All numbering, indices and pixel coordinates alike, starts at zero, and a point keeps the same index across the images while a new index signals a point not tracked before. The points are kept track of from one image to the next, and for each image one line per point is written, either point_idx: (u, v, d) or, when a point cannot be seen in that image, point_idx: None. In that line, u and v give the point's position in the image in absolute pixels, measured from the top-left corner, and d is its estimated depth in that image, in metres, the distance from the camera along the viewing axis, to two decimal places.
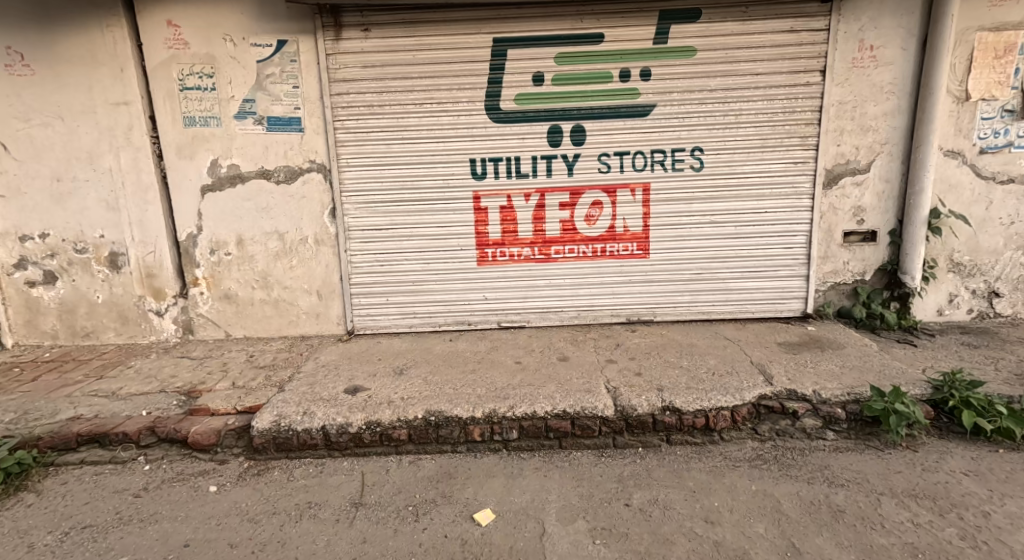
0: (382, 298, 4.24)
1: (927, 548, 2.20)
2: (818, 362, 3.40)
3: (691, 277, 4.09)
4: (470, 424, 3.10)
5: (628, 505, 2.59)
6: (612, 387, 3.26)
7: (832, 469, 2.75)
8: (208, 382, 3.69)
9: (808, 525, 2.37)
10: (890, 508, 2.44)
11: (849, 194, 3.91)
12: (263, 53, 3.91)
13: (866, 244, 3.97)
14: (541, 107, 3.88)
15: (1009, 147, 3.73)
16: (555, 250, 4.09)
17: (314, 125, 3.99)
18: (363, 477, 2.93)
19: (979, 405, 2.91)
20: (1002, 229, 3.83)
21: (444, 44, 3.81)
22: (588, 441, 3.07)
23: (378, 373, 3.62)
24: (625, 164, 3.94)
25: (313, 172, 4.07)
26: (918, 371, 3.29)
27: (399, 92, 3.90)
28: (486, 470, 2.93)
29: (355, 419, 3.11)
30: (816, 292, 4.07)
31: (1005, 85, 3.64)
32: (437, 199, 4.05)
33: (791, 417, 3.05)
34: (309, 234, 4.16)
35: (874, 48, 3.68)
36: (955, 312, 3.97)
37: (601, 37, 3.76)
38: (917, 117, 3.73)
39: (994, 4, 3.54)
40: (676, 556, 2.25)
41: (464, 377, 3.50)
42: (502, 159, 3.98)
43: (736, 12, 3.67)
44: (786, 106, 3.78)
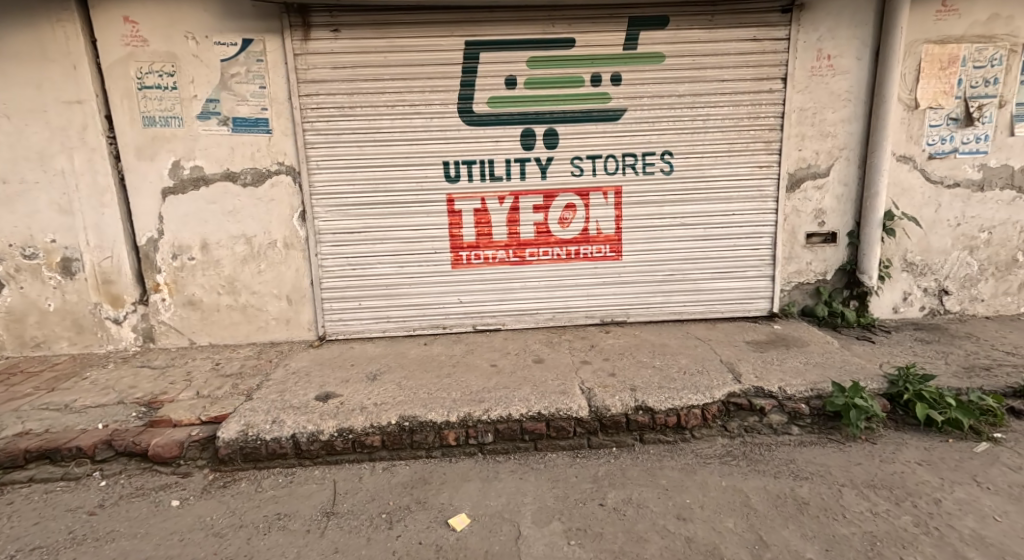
0: (354, 302, 4.17)
1: (885, 536, 2.31)
2: (784, 359, 3.53)
3: (662, 278, 4.18)
4: (445, 429, 3.08)
5: (602, 504, 2.62)
6: (586, 387, 3.30)
7: (797, 463, 2.85)
8: (171, 392, 3.56)
9: (775, 518, 2.46)
10: (850, 498, 2.55)
11: (810, 197, 4.07)
12: (227, 52, 3.81)
13: (827, 245, 4.14)
14: (514, 110, 3.90)
15: (955, 153, 3.94)
16: (529, 253, 4.11)
17: (282, 126, 3.91)
18: (335, 485, 2.88)
19: (931, 398, 3.07)
20: (950, 230, 4.05)
21: (415, 46, 3.80)
22: (562, 442, 3.09)
23: (351, 378, 3.56)
24: (597, 167, 4.00)
25: (282, 175, 3.98)
26: (875, 366, 3.45)
27: (371, 94, 3.86)
28: (462, 475, 2.92)
29: (326, 426, 3.06)
30: (781, 292, 4.22)
31: (950, 94, 3.86)
32: (411, 202, 4.03)
33: (758, 414, 3.15)
34: (278, 238, 4.07)
35: (832, 57, 3.85)
36: (908, 309, 4.18)
37: (572, 42, 3.81)
38: (872, 123, 3.92)
39: (939, 18, 3.75)
40: (650, 554, 2.29)
41: (440, 381, 3.47)
42: (476, 162, 3.98)
43: (702, 20, 3.78)
44: (750, 112, 3.91)
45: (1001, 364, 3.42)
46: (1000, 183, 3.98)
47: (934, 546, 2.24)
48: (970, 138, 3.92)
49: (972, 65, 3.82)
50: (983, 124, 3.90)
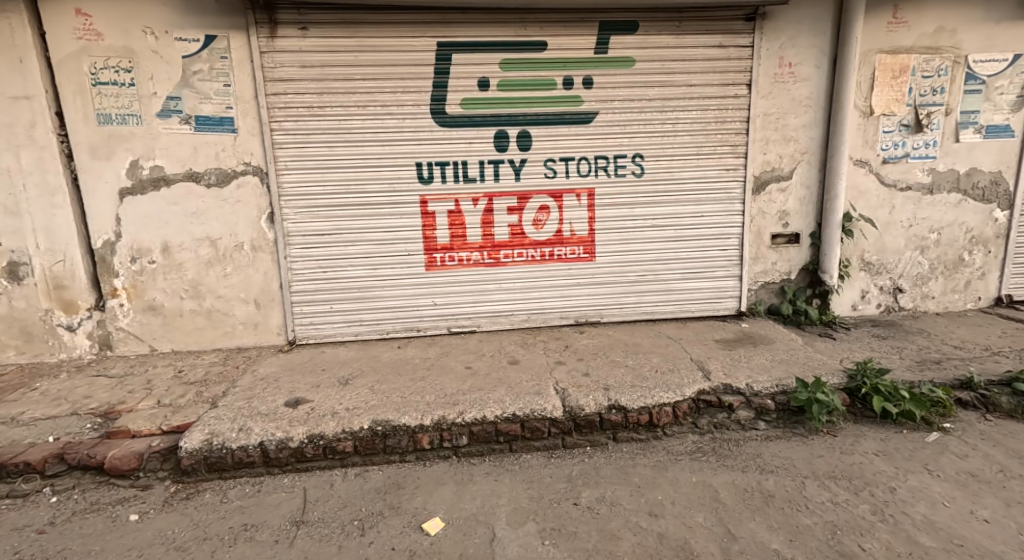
0: (325, 305, 4.10)
1: (845, 524, 2.41)
2: (752, 356, 3.64)
3: (635, 279, 4.26)
4: (419, 432, 3.06)
5: (576, 504, 2.65)
6: (561, 388, 3.33)
7: (763, 457, 2.94)
8: (129, 401, 3.41)
9: (742, 511, 2.54)
10: (812, 490, 2.65)
11: (775, 199, 4.22)
12: (189, 48, 3.69)
13: (791, 245, 4.29)
14: (487, 112, 3.91)
15: (906, 158, 4.15)
16: (504, 254, 4.12)
17: (248, 125, 3.81)
18: (306, 493, 2.82)
19: (886, 391, 3.22)
20: (903, 231, 4.26)
21: (386, 46, 3.76)
22: (536, 443, 3.11)
23: (323, 384, 3.49)
24: (570, 169, 4.04)
25: (249, 175, 3.88)
26: (836, 361, 3.59)
27: (340, 93, 3.80)
28: (437, 478, 2.90)
29: (296, 433, 2.99)
30: (748, 291, 4.36)
31: (901, 102, 4.06)
32: (383, 203, 3.98)
33: (727, 410, 3.24)
34: (245, 240, 3.96)
35: (793, 65, 4.01)
36: (866, 306, 4.37)
37: (544, 45, 3.85)
38: (831, 129, 4.09)
39: (890, 29, 3.95)
40: (622, 551, 2.32)
41: (414, 384, 3.44)
42: (449, 163, 3.96)
43: (670, 26, 3.87)
44: (717, 117, 4.03)
45: (949, 358, 3.62)
46: (947, 187, 4.20)
47: (889, 532, 2.35)
48: (920, 144, 4.13)
49: (921, 75, 4.03)
50: (931, 131, 4.11)
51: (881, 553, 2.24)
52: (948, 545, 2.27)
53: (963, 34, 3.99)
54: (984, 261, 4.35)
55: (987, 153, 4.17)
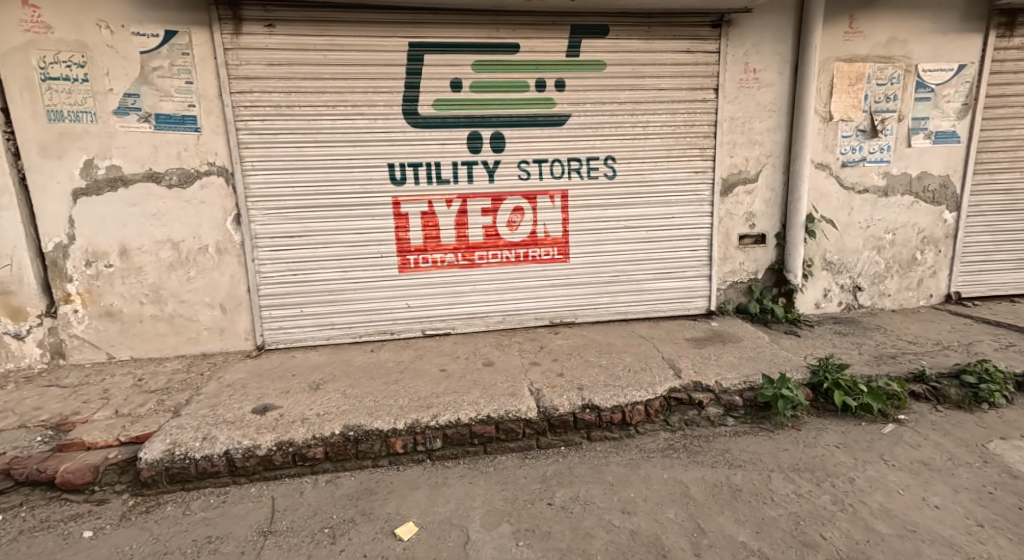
0: (296, 309, 4.00)
1: (808, 515, 2.51)
2: (721, 354, 3.74)
3: (608, 279, 4.31)
4: (392, 437, 3.02)
5: (550, 504, 2.66)
6: (535, 388, 3.34)
7: (731, 452, 3.02)
8: (84, 412, 3.25)
9: (711, 506, 2.60)
10: (777, 482, 2.74)
11: (742, 201, 4.34)
12: (147, 44, 3.56)
13: (757, 246, 4.43)
14: (460, 113, 3.89)
15: (863, 162, 4.34)
16: (478, 256, 4.11)
17: (212, 124, 3.70)
18: (274, 502, 2.74)
19: (846, 385, 3.35)
20: (861, 232, 4.44)
21: (356, 45, 3.71)
22: (511, 445, 3.11)
23: (293, 389, 3.41)
24: (544, 171, 4.07)
25: (213, 175, 3.76)
26: (801, 357, 3.72)
27: (309, 93, 3.72)
28: (410, 482, 2.87)
29: (263, 440, 2.91)
30: (717, 291, 4.47)
31: (858, 108, 4.24)
32: (354, 205, 3.92)
33: (697, 407, 3.32)
34: (209, 243, 3.84)
35: (757, 71, 4.14)
36: (828, 304, 4.54)
37: (517, 47, 3.86)
38: (793, 133, 4.24)
39: (846, 38, 4.12)
40: (595, 550, 2.35)
41: (387, 388, 3.39)
42: (422, 164, 3.93)
43: (640, 31, 3.95)
44: (686, 120, 4.13)
45: (904, 353, 3.80)
46: (901, 190, 4.41)
47: (848, 521, 2.46)
48: (876, 149, 4.33)
49: (875, 83, 4.22)
50: (885, 136, 4.31)
51: (841, 542, 2.34)
52: (902, 532, 2.39)
53: (913, 44, 4.20)
54: (935, 260, 4.58)
55: (938, 158, 4.39)
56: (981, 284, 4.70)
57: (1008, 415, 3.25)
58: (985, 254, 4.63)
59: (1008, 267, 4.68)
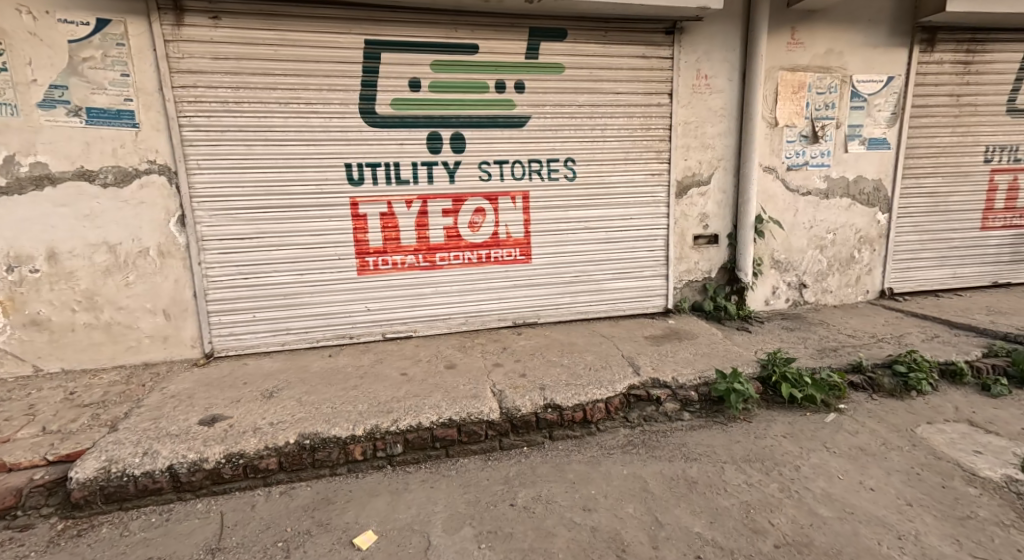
0: (248, 314, 3.83)
1: (758, 503, 2.62)
2: (677, 351, 3.86)
3: (569, 280, 4.36)
4: (351, 443, 2.94)
5: (513, 504, 2.66)
6: (497, 389, 3.33)
7: (688, 446, 3.12)
8: (6, 430, 2.99)
9: (669, 498, 2.68)
10: (730, 473, 2.85)
11: (696, 203, 4.50)
12: (76, 32, 3.31)
13: (711, 246, 4.60)
14: (420, 113, 3.84)
15: (806, 166, 4.58)
16: (439, 257, 4.07)
17: (152, 120, 3.49)
18: (223, 518, 2.61)
19: (793, 378, 3.53)
20: (805, 232, 4.69)
21: (309, 41, 3.59)
22: (473, 447, 3.09)
23: (244, 398, 3.25)
24: (505, 172, 4.07)
25: (153, 175, 3.55)
26: (752, 352, 3.89)
27: (259, 89, 3.57)
28: (369, 490, 2.80)
29: (211, 453, 2.77)
30: (674, 289, 4.61)
31: (801, 115, 4.48)
32: (309, 206, 3.79)
33: (656, 403, 3.40)
34: (150, 246, 3.62)
35: (708, 77, 4.30)
36: (777, 301, 4.77)
37: (476, 48, 3.85)
38: (742, 137, 4.42)
39: (789, 49, 4.35)
40: (557, 549, 2.38)
41: (345, 393, 3.29)
42: (380, 164, 3.85)
43: (597, 35, 4.02)
44: (642, 124, 4.24)
45: (844, 345, 4.04)
46: (839, 192, 4.69)
47: (794, 507, 2.59)
48: (817, 153, 4.58)
49: (816, 91, 4.47)
50: (825, 142, 4.58)
51: (788, 527, 2.47)
52: (842, 514, 2.54)
53: (849, 56, 4.48)
54: (870, 258, 4.90)
55: (872, 163, 4.69)
56: (911, 280, 5.06)
57: (935, 402, 3.51)
58: (913, 252, 4.99)
59: (933, 263, 5.06)
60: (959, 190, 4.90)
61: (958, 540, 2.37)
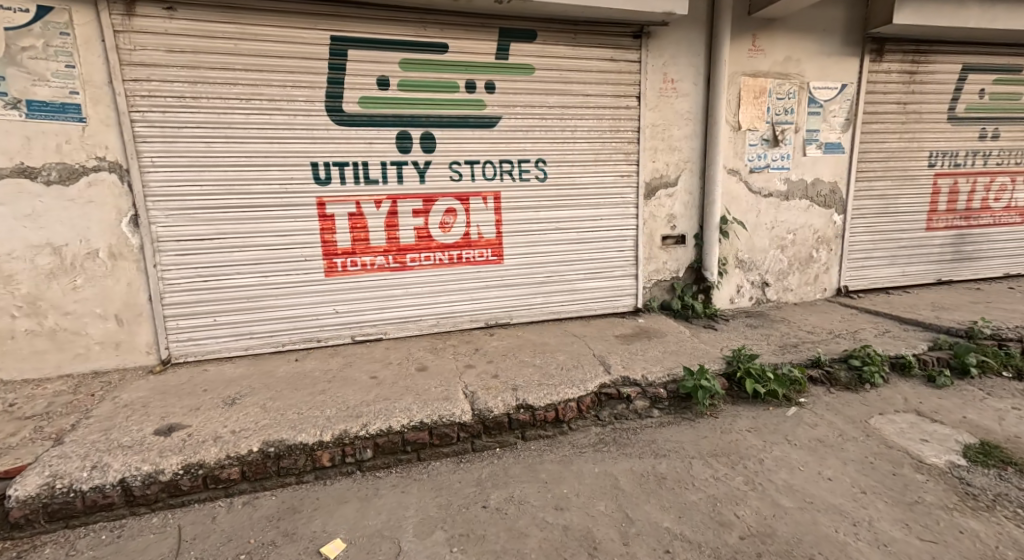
0: (207, 318, 3.68)
1: (724, 496, 2.70)
2: (647, 349, 3.92)
3: (541, 280, 4.37)
4: (318, 450, 2.86)
5: (486, 506, 2.65)
6: (470, 391, 3.31)
7: (657, 442, 3.17)
8: None
9: (639, 495, 2.72)
10: (697, 468, 2.92)
11: (664, 204, 4.59)
12: (14, 19, 3.12)
13: (678, 246, 4.70)
14: (388, 112, 3.78)
15: (768, 168, 4.74)
16: (410, 258, 4.01)
17: (101, 115, 3.31)
18: (180, 532, 2.50)
19: (757, 373, 3.64)
20: (767, 232, 4.86)
21: (271, 35, 3.48)
22: (445, 450, 3.06)
23: (203, 406, 3.12)
24: (476, 172, 4.05)
25: (103, 172, 3.37)
26: (718, 349, 3.99)
27: (219, 84, 3.44)
28: (338, 497, 2.73)
29: (167, 464, 2.65)
30: (643, 289, 4.69)
31: (762, 120, 4.63)
32: (273, 205, 3.67)
33: (626, 401, 3.44)
34: (100, 247, 3.43)
35: (675, 81, 4.40)
36: (741, 300, 4.92)
37: (445, 47, 3.82)
38: (707, 140, 4.54)
39: (750, 55, 4.49)
40: (529, 549, 2.38)
41: (313, 398, 3.20)
42: (348, 164, 3.77)
43: (566, 37, 4.05)
44: (612, 126, 4.30)
45: (804, 341, 4.20)
46: (798, 194, 4.88)
47: (758, 499, 2.67)
48: (778, 156, 4.75)
49: (776, 97, 4.63)
50: (785, 146, 4.75)
51: (751, 518, 2.55)
52: (802, 504, 2.64)
53: (806, 63, 4.66)
54: (827, 258, 5.12)
55: (828, 166, 4.90)
56: (864, 278, 5.31)
57: (886, 394, 3.69)
58: (866, 252, 5.24)
59: (884, 262, 5.32)
60: (906, 193, 5.17)
61: (907, 524, 2.50)
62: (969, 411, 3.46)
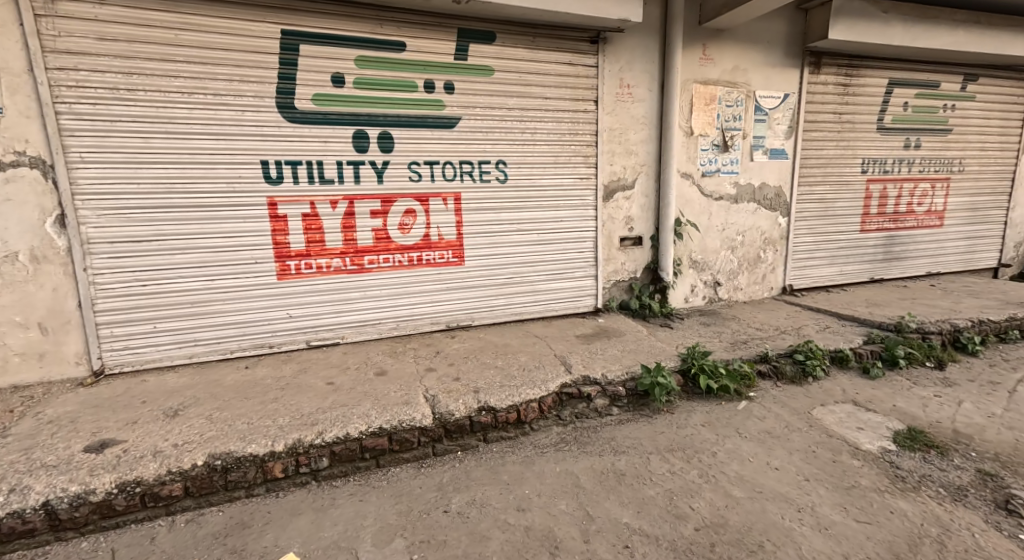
0: (146, 324, 3.45)
1: (680, 490, 2.78)
2: (607, 348, 3.99)
3: (503, 282, 4.37)
4: (269, 461, 2.73)
5: (447, 511, 2.61)
6: (430, 394, 3.25)
7: (617, 439, 3.23)
8: None
9: (599, 492, 2.76)
10: (655, 463, 2.99)
11: (622, 206, 4.69)
12: None
13: (636, 248, 4.81)
14: (344, 110, 3.68)
15: (718, 172, 4.94)
16: (368, 260, 3.91)
17: (20, 106, 3.06)
18: (114, 555, 2.36)
19: (710, 369, 3.78)
20: (718, 233, 5.05)
21: (215, 27, 3.32)
22: (406, 455, 2.99)
23: (141, 419, 2.92)
24: (435, 173, 4.00)
25: (23, 168, 3.10)
26: (674, 347, 4.11)
27: (157, 76, 3.25)
28: (291, 509, 2.63)
29: (99, 483, 2.47)
30: (603, 289, 4.78)
31: (712, 126, 4.82)
32: (220, 205, 3.49)
33: (587, 400, 3.48)
34: (20, 250, 3.17)
35: (631, 87, 4.51)
36: (695, 299, 5.10)
37: (403, 45, 3.76)
38: (661, 145, 4.68)
39: (701, 63, 4.66)
40: (491, 552, 2.37)
41: (264, 407, 3.06)
42: (302, 162, 3.63)
43: (525, 40, 4.08)
44: (570, 128, 4.35)
45: (753, 338, 4.39)
46: (746, 198, 5.10)
47: (711, 491, 2.77)
48: (728, 161, 4.95)
49: (725, 104, 4.83)
50: (733, 151, 4.95)
51: (706, 510, 2.63)
52: (752, 493, 2.75)
53: (752, 73, 4.89)
54: (774, 258, 5.38)
55: (772, 171, 5.15)
56: (807, 277, 5.62)
57: (827, 386, 3.91)
58: (809, 252, 5.54)
59: (824, 262, 5.65)
60: (842, 197, 5.51)
61: (845, 508, 2.66)
62: (900, 399, 3.72)
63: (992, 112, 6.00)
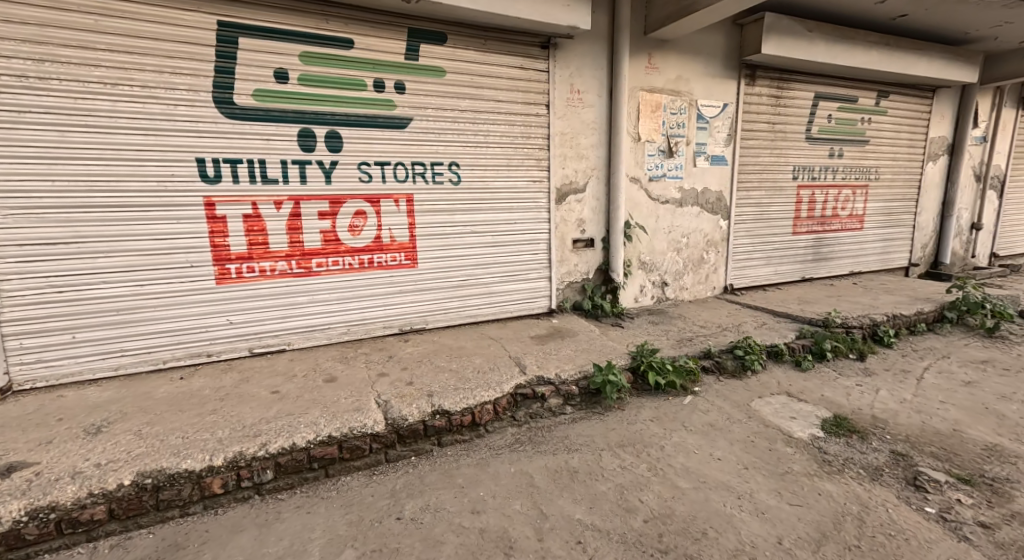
0: (64, 334, 3.16)
1: (630, 484, 2.85)
2: (561, 348, 4.05)
3: (457, 284, 4.33)
4: (207, 477, 2.57)
5: (399, 518, 2.55)
6: (382, 400, 3.16)
7: (570, 437, 3.28)
8: None
9: (552, 490, 2.79)
10: (606, 459, 3.06)
11: (574, 209, 4.76)
12: None
13: (587, 249, 4.90)
14: (289, 107, 3.52)
15: (664, 176, 5.12)
16: (316, 263, 3.77)
17: None
18: None
19: (659, 366, 3.90)
20: (664, 235, 5.24)
21: (143, 14, 3.10)
22: (357, 463, 2.90)
23: (58, 437, 2.67)
24: (386, 174, 3.91)
25: None
26: (624, 346, 4.21)
27: (75, 64, 2.98)
28: (232, 525, 2.48)
29: (5, 512, 2.24)
30: (557, 290, 4.84)
31: (658, 132, 4.99)
32: (149, 205, 3.25)
33: (541, 400, 3.51)
34: None
35: (580, 92, 4.59)
36: (644, 298, 5.26)
37: (350, 43, 3.65)
38: (610, 149, 4.79)
39: (646, 72, 4.82)
40: (444, 556, 2.34)
41: (201, 420, 2.87)
42: (243, 161, 3.45)
43: (476, 43, 4.07)
44: (522, 131, 4.38)
45: (698, 335, 4.59)
46: (690, 202, 5.32)
47: (659, 483, 2.86)
48: (672, 166, 5.14)
49: (670, 112, 5.02)
50: (678, 157, 5.15)
51: (654, 502, 2.72)
52: (697, 484, 2.87)
53: (694, 82, 5.10)
54: (715, 259, 5.64)
55: (712, 176, 5.40)
56: (746, 277, 5.93)
57: (765, 379, 4.14)
58: (747, 253, 5.85)
59: (761, 262, 5.99)
60: (775, 201, 5.86)
61: (779, 493, 2.82)
62: (828, 389, 4.00)
63: (902, 126, 6.58)
